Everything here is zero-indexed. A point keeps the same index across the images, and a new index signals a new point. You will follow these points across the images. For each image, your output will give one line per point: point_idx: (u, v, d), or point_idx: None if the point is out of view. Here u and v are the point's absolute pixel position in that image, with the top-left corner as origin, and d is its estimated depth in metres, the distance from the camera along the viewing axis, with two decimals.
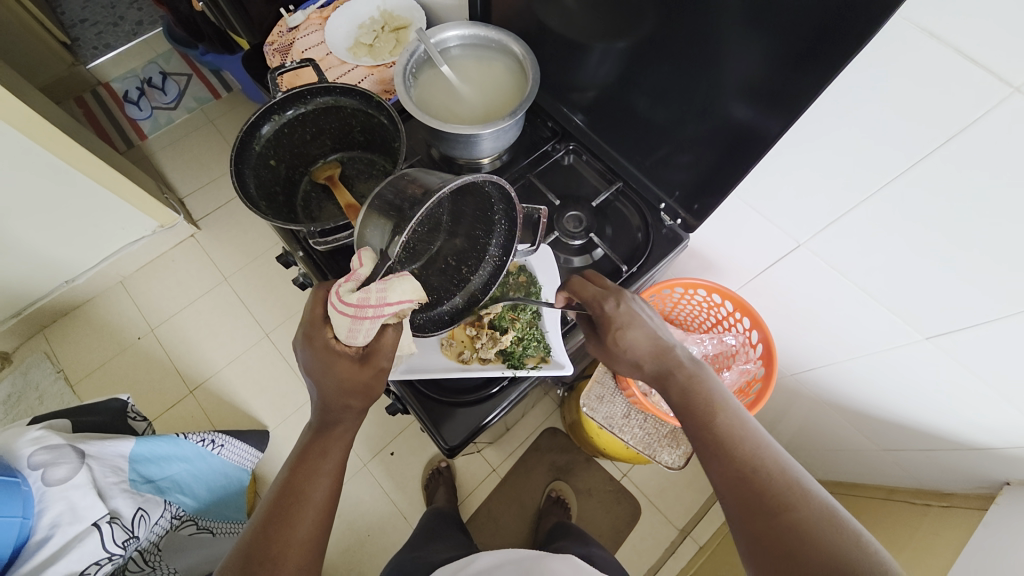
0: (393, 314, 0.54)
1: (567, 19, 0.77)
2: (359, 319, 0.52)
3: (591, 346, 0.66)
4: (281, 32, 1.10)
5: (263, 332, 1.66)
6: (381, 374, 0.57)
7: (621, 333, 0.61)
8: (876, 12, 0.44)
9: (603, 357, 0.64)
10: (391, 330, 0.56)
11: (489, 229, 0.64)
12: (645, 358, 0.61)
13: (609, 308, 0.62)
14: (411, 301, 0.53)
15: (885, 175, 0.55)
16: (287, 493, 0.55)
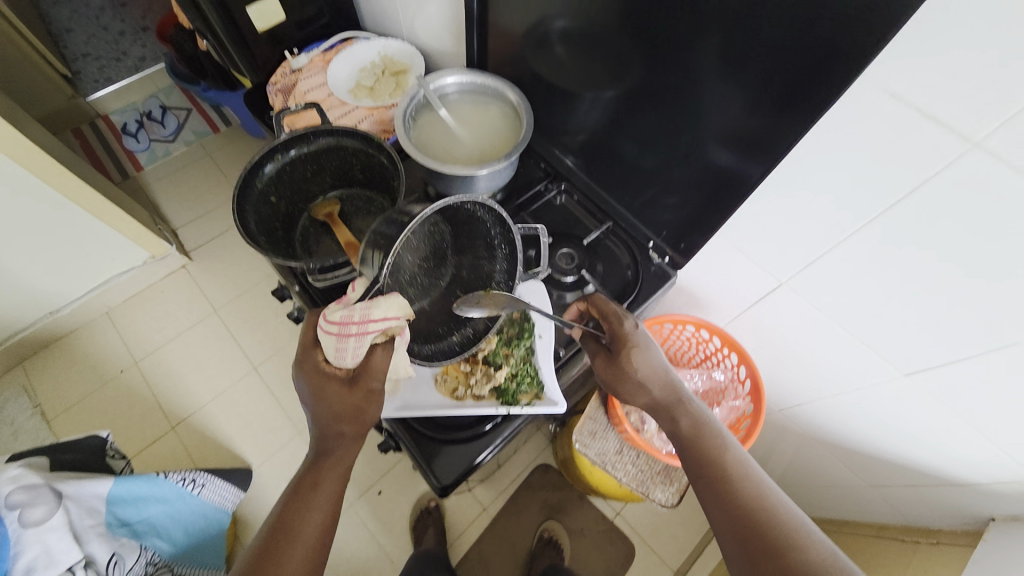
0: (380, 332, 0.55)
1: (558, 69, 0.83)
2: (345, 336, 0.54)
3: (597, 366, 0.64)
4: (284, 73, 1.15)
5: (251, 365, 1.64)
6: (375, 397, 0.57)
7: (637, 353, 0.62)
8: (843, 75, 0.49)
9: (606, 377, 0.63)
10: (379, 351, 0.56)
11: (492, 256, 0.68)
12: (658, 384, 0.61)
13: (630, 326, 0.64)
14: (396, 317, 0.55)
15: (858, 222, 0.59)
16: (279, 528, 0.54)
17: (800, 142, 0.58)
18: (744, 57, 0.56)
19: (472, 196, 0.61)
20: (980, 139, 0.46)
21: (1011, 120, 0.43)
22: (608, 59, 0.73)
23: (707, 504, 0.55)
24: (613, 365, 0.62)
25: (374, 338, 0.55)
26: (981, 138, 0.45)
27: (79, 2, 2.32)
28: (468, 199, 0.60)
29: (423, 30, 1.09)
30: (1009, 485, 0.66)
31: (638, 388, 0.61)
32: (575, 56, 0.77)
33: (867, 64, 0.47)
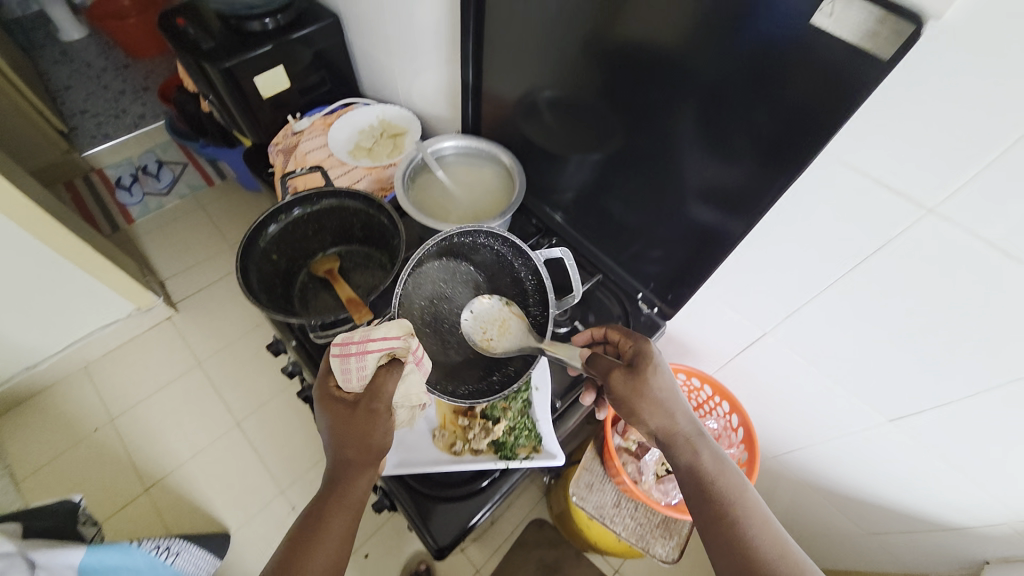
0: (384, 354, 0.57)
1: (548, 134, 0.90)
2: (346, 356, 0.56)
3: (614, 381, 0.61)
4: (287, 135, 1.22)
5: (234, 420, 1.59)
6: (382, 417, 0.55)
7: (660, 374, 0.61)
8: (804, 156, 0.54)
9: (625, 395, 0.61)
10: (383, 371, 0.56)
11: (524, 292, 0.75)
12: (680, 410, 0.59)
13: (653, 348, 0.64)
14: (396, 334, 0.57)
15: (827, 279, 0.62)
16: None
17: (775, 205, 0.61)
18: (718, 133, 0.62)
19: (476, 225, 0.73)
20: (934, 206, 0.48)
21: (961, 188, 0.45)
22: (592, 127, 0.80)
23: (713, 540, 0.53)
24: (636, 382, 0.61)
25: (376, 360, 0.56)
26: (935, 205, 0.48)
27: (81, 64, 2.41)
28: (462, 229, 0.72)
29: (420, 97, 1.17)
30: (1000, 528, 0.67)
31: (658, 409, 0.59)
32: (564, 124, 0.85)
33: (828, 143, 0.52)
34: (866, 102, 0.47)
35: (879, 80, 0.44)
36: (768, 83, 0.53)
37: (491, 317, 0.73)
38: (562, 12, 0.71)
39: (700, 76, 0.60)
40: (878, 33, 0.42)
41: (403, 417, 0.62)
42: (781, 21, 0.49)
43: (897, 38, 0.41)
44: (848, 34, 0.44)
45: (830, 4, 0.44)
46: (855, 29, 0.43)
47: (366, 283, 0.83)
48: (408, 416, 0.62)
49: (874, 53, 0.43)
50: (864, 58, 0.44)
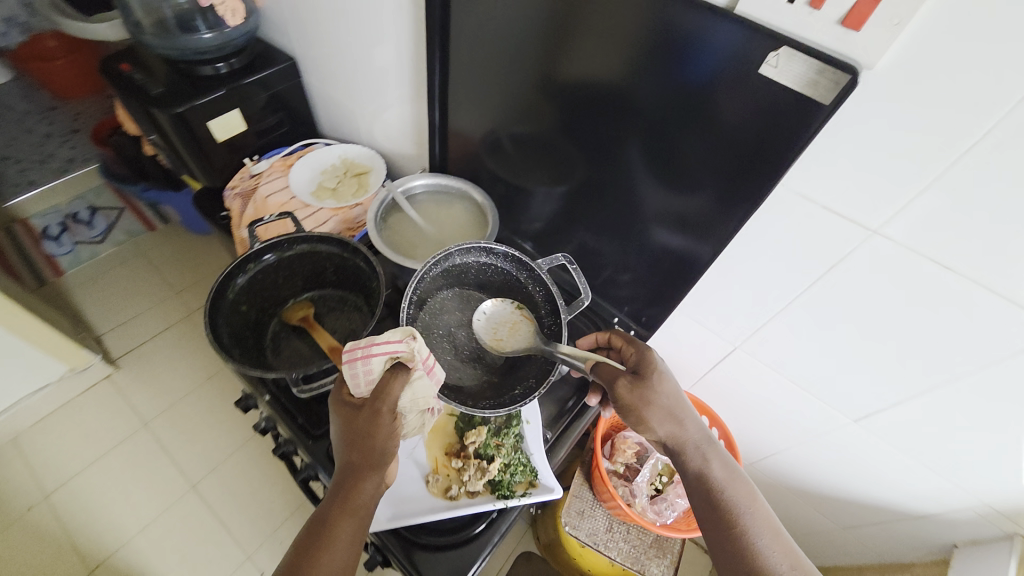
0: (388, 358, 0.55)
1: (514, 169, 0.93)
2: (351, 359, 0.54)
3: (622, 389, 0.61)
4: (244, 178, 1.19)
5: (189, 484, 1.47)
6: (384, 418, 0.53)
7: (667, 382, 0.62)
8: (761, 190, 0.59)
9: (635, 401, 0.60)
10: (391, 376, 0.55)
11: (535, 305, 0.77)
12: (687, 417, 0.61)
13: (658, 357, 0.65)
14: (398, 338, 0.55)
15: (791, 294, 0.67)
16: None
17: (740, 232, 0.66)
18: (676, 168, 0.67)
19: (474, 242, 0.76)
20: (879, 227, 0.54)
21: (902, 212, 0.51)
22: (557, 162, 0.83)
23: (718, 547, 0.55)
24: (642, 387, 0.61)
25: (382, 362, 0.55)
26: (880, 226, 0.54)
27: None
28: (460, 248, 0.76)
29: (383, 136, 1.18)
30: (962, 512, 0.73)
31: (668, 416, 0.61)
32: (530, 160, 0.88)
33: (781, 177, 0.57)
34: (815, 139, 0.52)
35: (824, 122, 0.50)
36: (720, 124, 0.58)
37: (503, 318, 0.76)
38: (524, 58, 0.75)
39: (648, 112, 0.65)
40: (818, 81, 0.48)
41: (412, 424, 0.59)
42: (728, 70, 0.54)
43: (835, 85, 0.47)
44: (792, 82, 0.50)
45: (774, 56, 0.50)
46: (797, 78, 0.49)
47: (342, 328, 0.82)
48: (417, 422, 0.59)
49: (816, 99, 0.49)
50: (807, 103, 0.50)
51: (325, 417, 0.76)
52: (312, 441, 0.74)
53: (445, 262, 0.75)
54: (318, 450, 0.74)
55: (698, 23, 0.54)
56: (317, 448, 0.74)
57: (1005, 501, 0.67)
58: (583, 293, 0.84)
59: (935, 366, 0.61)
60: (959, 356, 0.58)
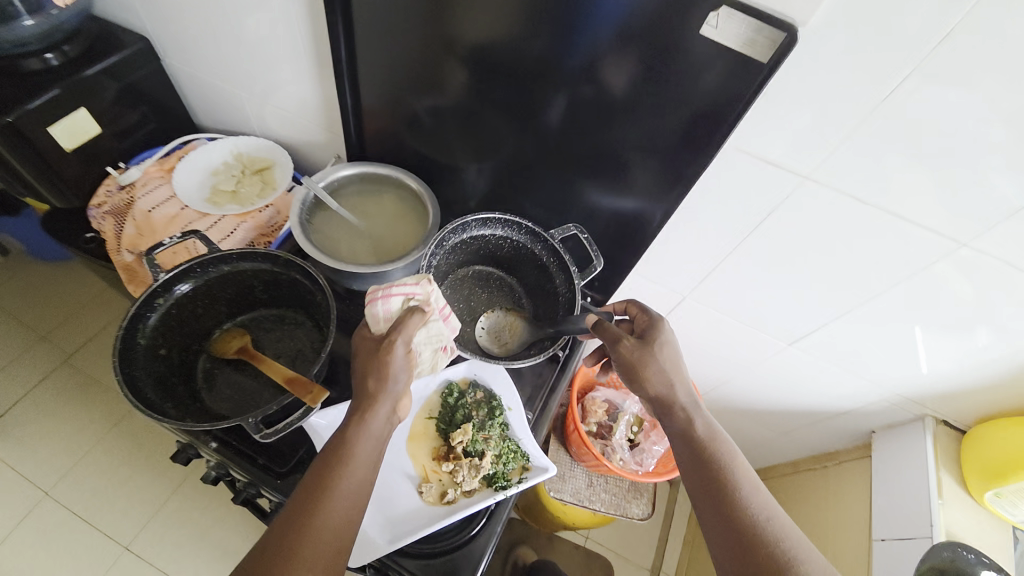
0: (404, 303, 0.61)
1: (439, 147, 0.86)
2: (372, 299, 0.60)
3: (621, 347, 0.66)
4: (111, 192, 0.99)
5: (121, 547, 1.29)
6: (398, 348, 0.58)
7: (666, 350, 0.66)
8: (707, 145, 0.61)
9: (631, 359, 0.65)
10: (408, 314, 0.60)
11: (549, 274, 0.81)
12: (677, 380, 0.65)
13: (665, 325, 0.68)
14: (412, 284, 0.62)
15: (736, 242, 0.72)
16: (292, 525, 0.50)
17: (693, 189, 0.68)
18: (610, 128, 0.67)
19: (492, 214, 0.81)
20: (809, 172, 0.59)
21: (830, 158, 0.57)
22: (486, 134, 0.79)
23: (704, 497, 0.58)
24: (642, 350, 0.66)
25: (400, 303, 0.61)
26: (810, 172, 0.59)
27: None
28: (478, 219, 0.80)
29: (278, 122, 1.03)
30: (878, 404, 0.87)
31: (662, 379, 0.64)
32: (457, 134, 0.82)
33: (728, 137, 0.60)
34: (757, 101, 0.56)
35: (766, 82, 0.53)
36: (665, 87, 0.59)
37: (500, 325, 0.82)
38: (443, 26, 0.69)
39: (561, 66, 0.64)
40: (756, 40, 0.51)
41: (427, 358, 0.67)
42: (666, 33, 0.55)
43: (772, 43, 0.51)
44: (732, 42, 0.52)
45: (714, 17, 0.51)
46: (737, 37, 0.52)
47: (288, 350, 0.74)
48: (430, 358, 0.67)
49: (755, 58, 0.52)
50: (747, 63, 0.53)
51: (290, 452, 0.69)
52: (280, 480, 0.67)
53: (463, 233, 0.81)
54: (289, 488, 0.67)
55: None
56: (288, 487, 0.67)
57: (909, 387, 0.81)
58: (596, 259, 0.80)
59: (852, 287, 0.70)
60: (876, 275, 0.67)
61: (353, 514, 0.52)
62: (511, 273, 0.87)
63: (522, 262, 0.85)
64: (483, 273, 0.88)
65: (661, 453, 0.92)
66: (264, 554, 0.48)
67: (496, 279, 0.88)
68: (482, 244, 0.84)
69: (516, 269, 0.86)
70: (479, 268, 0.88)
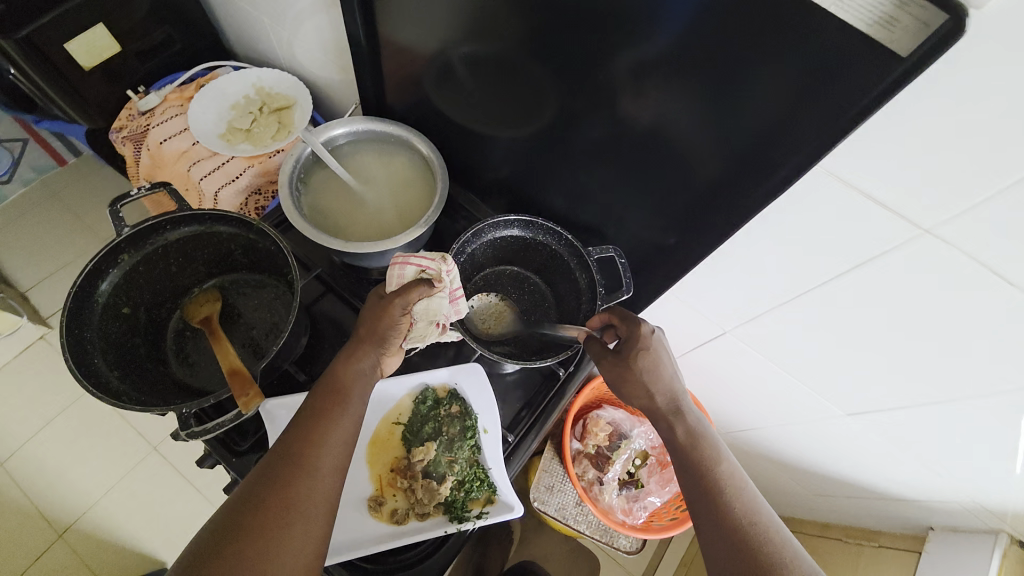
0: (416, 271, 0.58)
1: (461, 108, 0.71)
2: (392, 262, 0.59)
3: (601, 371, 0.55)
4: (133, 116, 0.96)
5: (150, 446, 1.44)
6: (396, 309, 0.55)
7: (647, 358, 0.52)
8: (794, 160, 0.44)
9: (611, 381, 0.54)
10: (420, 286, 0.56)
11: (580, 291, 0.67)
12: (659, 389, 0.52)
13: (645, 329, 0.53)
14: (431, 257, 0.59)
15: (808, 285, 0.55)
16: (286, 457, 0.47)
17: (763, 212, 0.51)
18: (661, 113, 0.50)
19: (536, 217, 0.68)
20: (931, 227, 0.42)
21: (967, 213, 0.40)
22: (511, 99, 0.63)
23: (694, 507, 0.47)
24: (622, 364, 0.53)
25: (413, 273, 0.58)
26: (934, 225, 0.42)
27: None
28: (520, 220, 0.68)
29: (303, 54, 0.92)
30: (949, 504, 0.71)
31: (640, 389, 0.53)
32: (480, 95, 0.66)
33: (820, 158, 0.43)
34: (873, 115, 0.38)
35: (897, 87, 0.36)
36: (738, 79, 0.42)
37: (490, 313, 0.72)
38: None
39: (607, 25, 0.47)
40: (897, 20, 0.33)
41: (419, 330, 0.59)
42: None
43: (922, 28, 0.33)
44: (853, 17, 0.35)
45: None
46: (865, 11, 0.34)
47: (264, 323, 0.68)
48: (423, 332, 0.59)
49: (887, 46, 0.34)
50: (872, 55, 0.35)
51: (252, 430, 0.66)
52: (236, 458, 0.64)
53: (501, 230, 0.69)
54: (243, 468, 0.64)
55: None
56: (242, 466, 0.64)
57: (995, 496, 0.64)
58: (624, 288, 0.65)
59: (945, 368, 0.53)
60: (992, 363, 0.49)
61: (347, 451, 0.50)
62: (548, 284, 0.74)
63: (560, 276, 0.71)
64: (518, 277, 0.75)
65: (655, 506, 0.86)
66: (256, 485, 0.46)
67: (534, 289, 0.74)
68: (523, 246, 0.71)
69: (553, 281, 0.72)
70: (517, 270, 0.75)
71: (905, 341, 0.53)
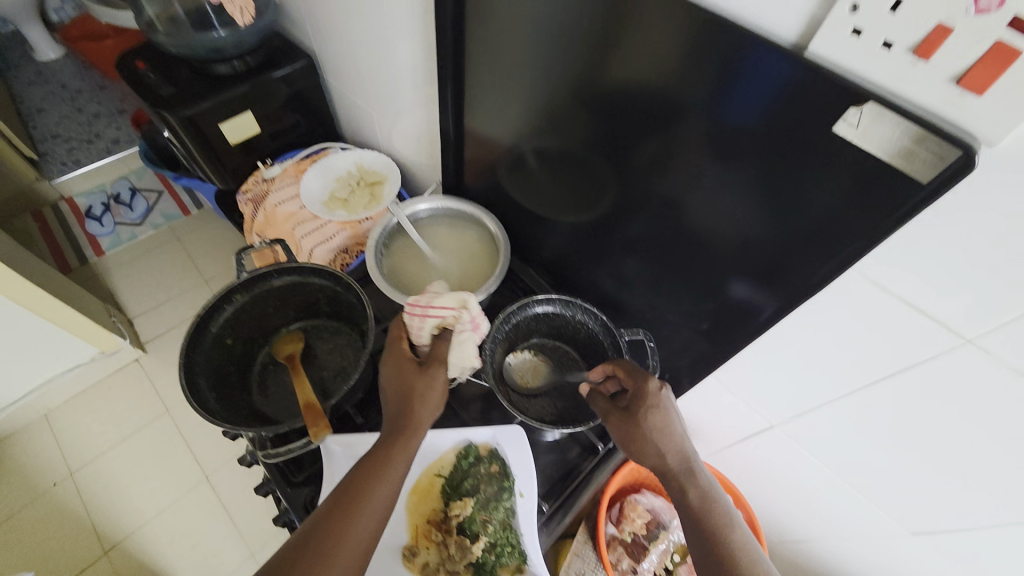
0: (438, 323, 0.62)
1: (527, 193, 0.82)
2: (410, 314, 0.62)
3: (609, 426, 0.58)
4: (257, 182, 1.16)
5: (203, 474, 1.55)
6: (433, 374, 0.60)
7: (656, 416, 0.55)
8: (831, 265, 0.47)
9: (620, 437, 0.57)
10: (440, 342, 0.62)
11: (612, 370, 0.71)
12: (671, 451, 0.55)
13: (654, 386, 0.57)
14: (450, 307, 0.61)
15: (852, 385, 0.56)
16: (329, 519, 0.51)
17: (804, 307, 0.54)
18: (706, 214, 0.56)
19: (575, 298, 0.74)
20: (974, 337, 0.43)
21: (1009, 327, 0.41)
22: (568, 188, 0.73)
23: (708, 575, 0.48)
24: (630, 424, 0.56)
25: (432, 326, 0.62)
26: (975, 336, 0.43)
27: (57, 86, 2.54)
28: (562, 300, 0.75)
29: (398, 140, 1.10)
30: None
31: (654, 450, 0.55)
32: (541, 181, 0.77)
33: (853, 263, 0.46)
34: (898, 230, 0.42)
35: (921, 208, 0.39)
36: (774, 189, 0.48)
37: (528, 374, 0.76)
38: (534, 66, 0.64)
39: (657, 134, 0.55)
40: (915, 153, 0.38)
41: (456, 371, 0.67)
42: (791, 127, 0.43)
43: (938, 161, 0.37)
44: (876, 148, 0.39)
45: (855, 113, 0.39)
46: (884, 142, 0.39)
47: (333, 367, 0.76)
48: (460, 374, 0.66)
49: (909, 174, 0.39)
50: (897, 179, 0.40)
51: (308, 463, 0.72)
52: (291, 488, 0.70)
53: (546, 307, 0.75)
54: (296, 498, 0.69)
55: (709, 32, 0.44)
56: (295, 497, 0.70)
57: None
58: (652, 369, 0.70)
59: (1004, 484, 0.51)
60: None
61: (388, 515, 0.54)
62: (585, 361, 0.77)
63: (595, 356, 0.75)
64: (558, 351, 0.79)
65: None
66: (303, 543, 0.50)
67: (572, 362, 0.78)
68: (563, 323, 0.77)
69: (590, 358, 0.76)
70: (559, 346, 0.80)
71: (959, 448, 0.52)
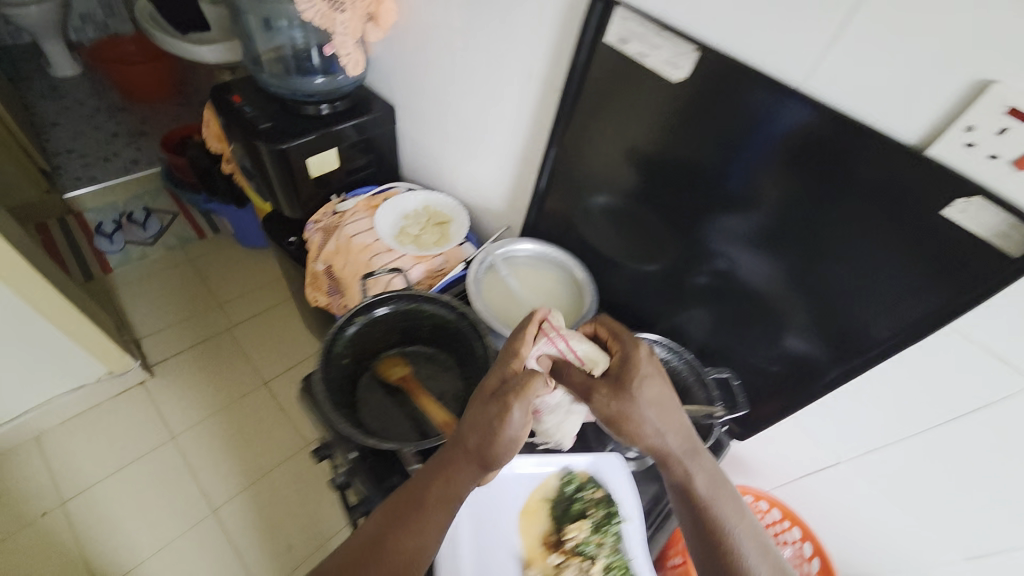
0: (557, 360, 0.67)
1: (607, 241, 0.91)
2: (542, 332, 0.68)
3: (596, 397, 0.64)
4: (328, 214, 1.22)
5: (211, 509, 1.47)
6: (513, 413, 0.55)
7: (650, 388, 0.63)
8: (928, 321, 0.58)
9: (606, 408, 0.63)
10: (536, 379, 0.57)
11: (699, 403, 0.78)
12: (671, 428, 0.62)
13: (643, 354, 0.66)
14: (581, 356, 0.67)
15: (925, 423, 0.65)
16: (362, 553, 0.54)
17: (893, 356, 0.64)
18: (802, 275, 0.66)
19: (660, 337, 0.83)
20: None
21: None
22: (654, 241, 0.82)
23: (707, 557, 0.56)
24: (621, 395, 0.63)
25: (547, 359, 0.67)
26: None
27: (71, 101, 2.52)
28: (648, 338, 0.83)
29: (468, 185, 1.19)
30: None
31: (652, 426, 0.61)
32: (628, 233, 0.86)
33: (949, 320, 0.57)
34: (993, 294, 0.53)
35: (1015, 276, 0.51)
36: (838, 254, 0.62)
37: None
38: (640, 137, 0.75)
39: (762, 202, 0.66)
40: (1010, 236, 0.50)
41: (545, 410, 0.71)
42: (902, 209, 0.55)
43: None
44: (979, 229, 0.51)
45: (963, 203, 0.51)
46: (987, 225, 0.51)
47: (437, 391, 0.79)
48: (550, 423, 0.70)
49: (1003, 250, 0.51)
50: (993, 254, 0.52)
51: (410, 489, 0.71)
52: None
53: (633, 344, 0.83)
54: None
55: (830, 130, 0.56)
56: None
57: None
58: (740, 404, 0.78)
59: None
60: None
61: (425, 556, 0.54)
62: None
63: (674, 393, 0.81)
64: None
65: None
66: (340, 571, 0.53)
67: None
68: None
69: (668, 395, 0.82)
70: None
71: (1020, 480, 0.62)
